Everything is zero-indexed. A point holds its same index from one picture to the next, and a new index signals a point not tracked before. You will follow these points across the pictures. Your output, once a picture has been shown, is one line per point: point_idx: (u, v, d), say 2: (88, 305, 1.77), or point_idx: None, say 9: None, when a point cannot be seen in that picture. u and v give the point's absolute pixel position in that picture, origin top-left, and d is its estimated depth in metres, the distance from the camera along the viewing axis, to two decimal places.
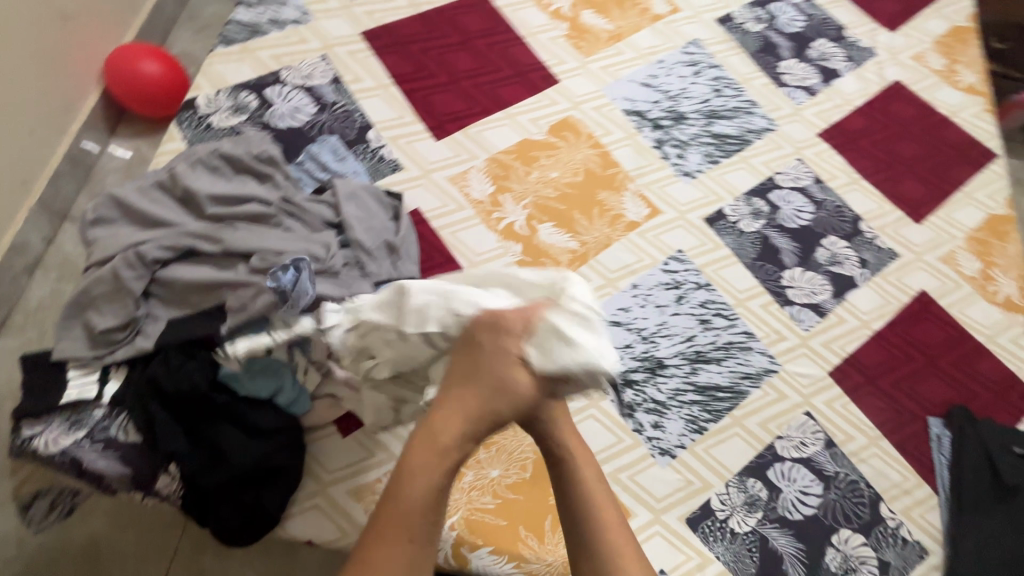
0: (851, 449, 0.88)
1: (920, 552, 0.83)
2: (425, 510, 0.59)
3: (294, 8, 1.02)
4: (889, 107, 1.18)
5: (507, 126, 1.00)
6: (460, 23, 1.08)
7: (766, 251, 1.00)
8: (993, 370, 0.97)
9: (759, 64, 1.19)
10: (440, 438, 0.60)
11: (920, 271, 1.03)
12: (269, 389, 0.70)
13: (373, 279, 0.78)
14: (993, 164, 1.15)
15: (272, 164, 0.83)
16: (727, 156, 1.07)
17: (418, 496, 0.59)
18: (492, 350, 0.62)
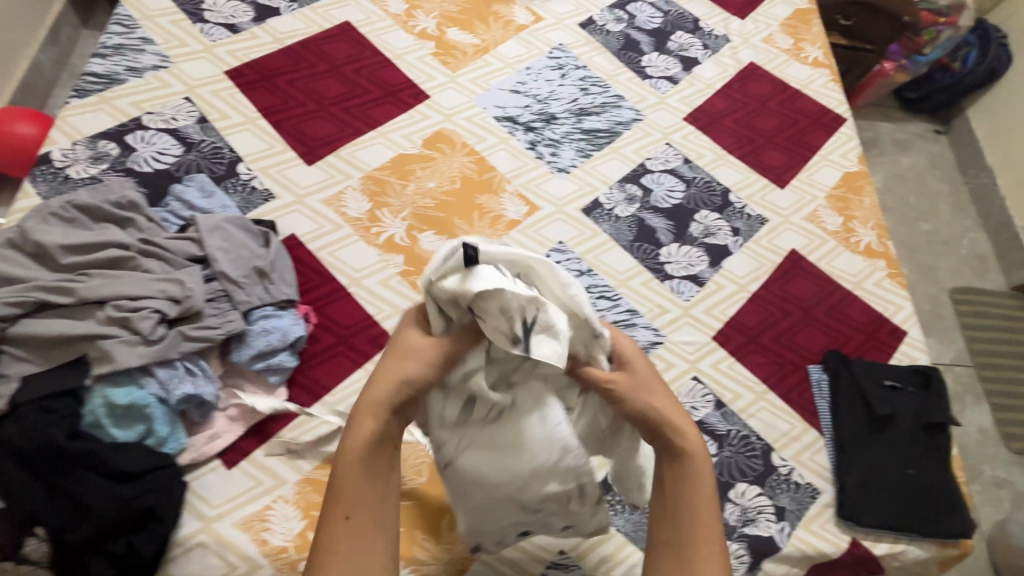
0: (740, 406, 0.93)
1: (812, 493, 0.88)
2: (362, 486, 0.60)
3: (153, 54, 1.02)
4: (747, 86, 1.27)
5: (380, 144, 1.03)
6: (326, 52, 1.10)
7: (643, 232, 1.05)
8: (861, 313, 1.04)
9: (623, 60, 1.26)
10: (374, 419, 0.62)
11: (789, 232, 1.10)
12: (136, 432, 0.70)
13: (245, 307, 0.78)
14: (843, 127, 1.25)
15: (132, 208, 0.83)
16: (598, 149, 1.13)
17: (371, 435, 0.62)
18: (403, 334, 0.66)
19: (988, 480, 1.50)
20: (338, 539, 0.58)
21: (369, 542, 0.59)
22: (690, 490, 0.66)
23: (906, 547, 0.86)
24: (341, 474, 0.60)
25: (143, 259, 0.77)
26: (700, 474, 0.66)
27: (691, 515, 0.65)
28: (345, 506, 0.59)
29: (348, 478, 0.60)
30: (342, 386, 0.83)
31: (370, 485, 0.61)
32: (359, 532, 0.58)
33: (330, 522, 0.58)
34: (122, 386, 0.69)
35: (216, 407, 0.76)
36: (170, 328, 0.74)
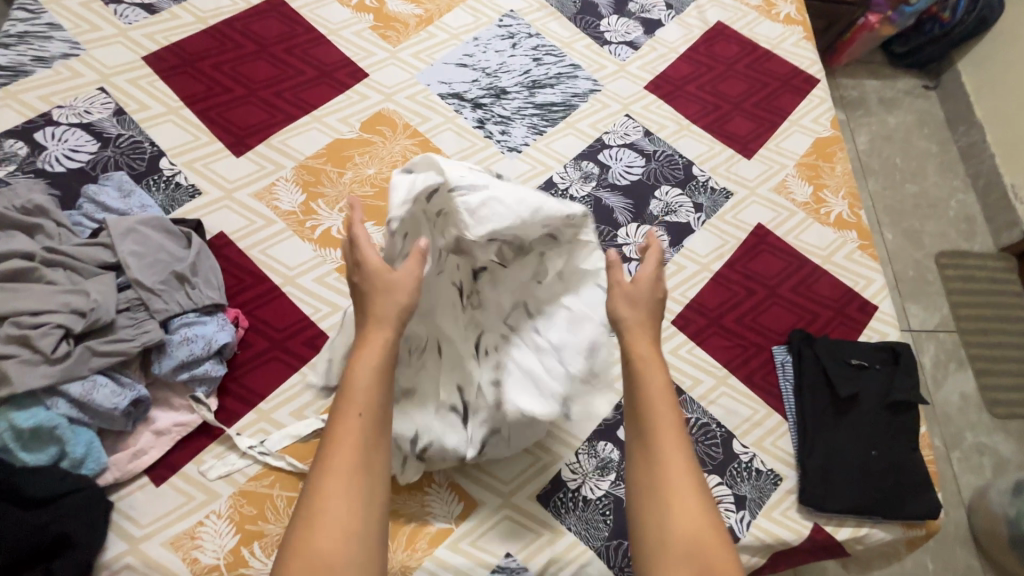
0: (699, 393, 0.89)
1: (774, 479, 0.85)
2: (373, 401, 0.57)
3: (61, 41, 0.95)
4: (713, 49, 1.19)
5: (314, 130, 0.96)
6: (254, 30, 1.02)
7: (599, 212, 0.99)
8: (829, 288, 0.99)
9: (580, 26, 1.17)
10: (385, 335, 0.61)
11: (755, 205, 1.04)
12: (50, 454, 0.67)
13: (163, 316, 0.73)
14: (815, 89, 1.17)
15: (39, 212, 0.77)
16: (552, 124, 1.06)
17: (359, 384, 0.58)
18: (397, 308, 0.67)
19: (969, 447, 1.48)
20: (343, 449, 0.55)
21: (367, 463, 0.55)
22: (655, 427, 0.62)
23: (870, 531, 0.83)
24: (350, 386, 0.58)
25: (47, 270, 0.71)
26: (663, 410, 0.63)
27: (658, 452, 0.61)
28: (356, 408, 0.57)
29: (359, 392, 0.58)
30: (277, 392, 0.79)
31: (378, 405, 0.58)
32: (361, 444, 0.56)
33: (339, 429, 0.56)
34: (25, 408, 0.66)
35: (140, 422, 0.73)
36: (78, 343, 0.69)
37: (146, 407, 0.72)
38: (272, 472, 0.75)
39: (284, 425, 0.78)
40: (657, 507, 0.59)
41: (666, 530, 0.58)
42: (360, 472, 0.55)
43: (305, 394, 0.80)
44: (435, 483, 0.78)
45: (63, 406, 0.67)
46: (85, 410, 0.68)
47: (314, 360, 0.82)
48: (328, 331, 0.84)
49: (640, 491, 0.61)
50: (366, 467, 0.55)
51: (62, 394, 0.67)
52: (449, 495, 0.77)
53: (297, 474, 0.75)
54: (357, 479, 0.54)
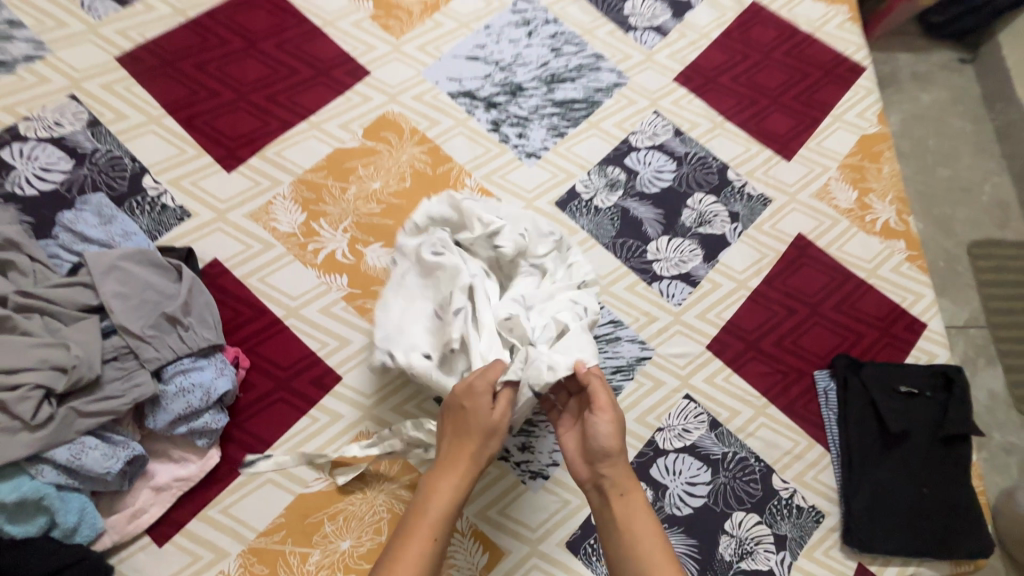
0: (737, 425, 0.83)
1: (817, 517, 0.80)
2: (439, 525, 0.63)
3: (24, 40, 0.84)
4: (748, 34, 1.07)
5: (312, 138, 0.87)
6: (239, 23, 0.91)
7: (627, 226, 0.91)
8: (875, 306, 0.92)
9: (601, 9, 1.05)
10: (462, 459, 0.67)
11: (795, 213, 0.96)
12: (37, 526, 0.61)
13: (154, 366, 0.66)
14: (862, 78, 1.07)
15: (11, 247, 0.69)
16: (574, 125, 0.96)
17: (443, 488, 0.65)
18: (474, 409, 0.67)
19: (996, 447, 1.43)
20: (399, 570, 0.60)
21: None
22: (630, 528, 0.64)
23: (917, 571, 0.79)
24: (420, 508, 0.64)
25: (22, 318, 0.64)
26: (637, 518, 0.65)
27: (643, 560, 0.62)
28: (417, 541, 0.62)
29: (421, 521, 0.63)
30: (286, 438, 0.73)
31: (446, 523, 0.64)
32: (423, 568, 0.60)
33: (398, 557, 0.60)
34: (8, 478, 0.60)
35: (137, 479, 0.67)
36: (61, 403, 0.63)
37: (142, 464, 0.66)
38: (284, 526, 0.69)
39: (296, 474, 0.72)
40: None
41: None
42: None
43: (316, 441, 0.73)
44: (457, 532, 0.73)
45: (52, 475, 0.61)
46: (75, 475, 0.62)
47: (323, 402, 0.75)
48: (338, 367, 0.77)
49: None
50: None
51: (48, 460, 0.61)
52: (473, 544, 0.73)
53: (311, 527, 0.70)
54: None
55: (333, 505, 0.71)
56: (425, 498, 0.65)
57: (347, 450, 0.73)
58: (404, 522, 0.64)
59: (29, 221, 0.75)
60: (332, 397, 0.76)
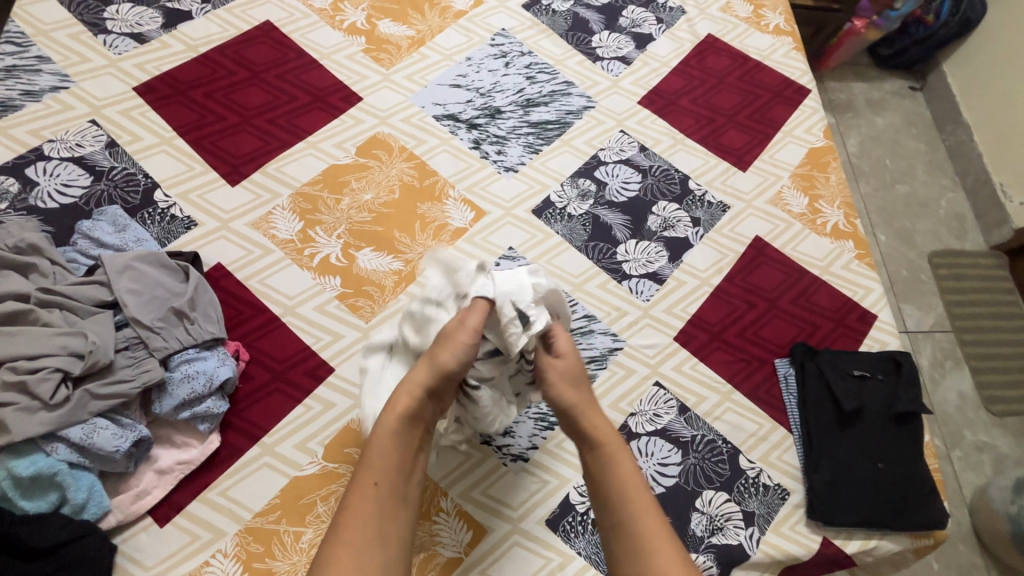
0: (704, 409, 0.89)
1: (782, 494, 0.85)
2: (391, 459, 0.70)
3: (50, 73, 0.94)
4: (704, 62, 1.19)
5: (309, 156, 0.96)
6: (244, 57, 1.02)
7: (597, 230, 0.99)
8: (829, 300, 1.00)
9: (571, 42, 1.17)
10: (405, 399, 0.71)
11: (752, 218, 1.05)
12: (49, 502, 0.67)
13: (161, 354, 0.73)
14: (807, 99, 1.18)
15: (34, 252, 0.77)
16: (548, 142, 1.05)
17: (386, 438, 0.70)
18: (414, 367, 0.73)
19: (969, 445, 1.46)
20: (360, 502, 0.67)
21: (393, 505, 0.68)
22: (609, 469, 0.72)
23: (879, 543, 0.83)
24: (373, 448, 0.70)
25: (44, 311, 0.72)
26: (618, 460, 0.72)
27: (623, 496, 0.70)
28: (372, 476, 0.68)
29: (374, 459, 0.70)
30: (282, 425, 0.78)
31: (399, 458, 0.70)
32: (382, 498, 0.68)
33: (359, 492, 0.67)
34: (25, 455, 0.66)
35: (142, 462, 0.72)
36: (77, 386, 0.70)
37: (148, 446, 0.71)
38: (277, 507, 0.73)
39: (290, 458, 0.76)
40: (628, 540, 0.68)
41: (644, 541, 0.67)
42: (384, 516, 0.67)
43: (310, 428, 0.78)
44: (443, 512, 0.78)
45: (65, 452, 0.67)
46: (87, 454, 0.68)
47: (317, 391, 0.81)
48: (331, 360, 0.83)
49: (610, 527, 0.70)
50: (394, 507, 0.68)
51: (63, 439, 0.68)
52: (458, 523, 0.77)
53: (304, 508, 0.74)
54: (380, 522, 0.66)
55: (325, 487, 0.75)
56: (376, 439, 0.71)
57: (339, 436, 0.78)
58: (360, 462, 0.70)
59: (49, 230, 0.82)
60: (325, 387, 0.81)
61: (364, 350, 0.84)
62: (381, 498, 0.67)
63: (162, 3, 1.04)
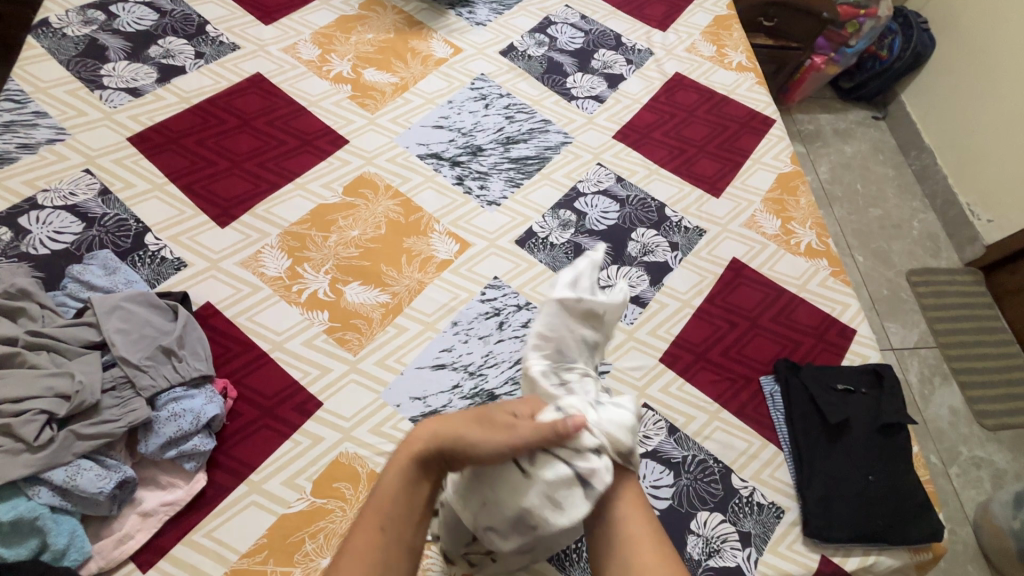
0: (693, 430, 0.89)
1: (777, 512, 0.84)
2: (402, 506, 0.64)
3: (47, 127, 0.98)
4: (673, 98, 1.26)
5: (298, 197, 0.99)
6: (236, 106, 1.07)
7: (580, 258, 1.02)
8: (808, 316, 1.02)
9: (547, 84, 1.24)
10: (425, 442, 0.67)
11: (728, 241, 1.09)
12: (28, 547, 0.65)
13: (149, 393, 0.74)
14: (773, 128, 1.25)
15: (23, 296, 0.77)
16: (528, 176, 1.10)
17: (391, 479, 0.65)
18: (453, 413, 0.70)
19: (966, 462, 1.44)
20: (362, 550, 0.61)
21: (398, 556, 0.62)
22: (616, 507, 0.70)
23: (878, 559, 0.82)
24: (384, 486, 0.65)
25: (32, 354, 0.73)
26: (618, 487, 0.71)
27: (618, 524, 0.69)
28: (379, 520, 0.63)
29: (384, 500, 0.64)
30: (270, 462, 0.77)
31: (407, 503, 0.65)
32: (388, 548, 0.62)
33: (364, 535, 0.62)
34: (7, 500, 0.65)
35: (125, 506, 0.70)
36: (61, 428, 0.70)
37: (132, 488, 0.71)
38: (265, 547, 0.72)
39: (278, 495, 0.75)
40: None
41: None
42: (389, 564, 0.61)
43: (298, 464, 0.78)
44: (435, 545, 0.77)
45: (47, 496, 0.66)
46: (69, 497, 0.67)
47: (305, 426, 0.81)
48: (319, 394, 0.83)
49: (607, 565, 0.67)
50: (400, 555, 0.62)
51: (45, 482, 0.67)
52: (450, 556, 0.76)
53: (293, 546, 0.72)
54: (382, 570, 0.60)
55: (314, 523, 0.74)
56: (386, 477, 0.66)
57: (327, 469, 0.78)
58: (370, 503, 0.64)
59: (40, 276, 0.84)
60: (313, 421, 0.81)
61: (353, 382, 0.85)
62: (387, 545, 0.62)
63: (157, 60, 1.09)
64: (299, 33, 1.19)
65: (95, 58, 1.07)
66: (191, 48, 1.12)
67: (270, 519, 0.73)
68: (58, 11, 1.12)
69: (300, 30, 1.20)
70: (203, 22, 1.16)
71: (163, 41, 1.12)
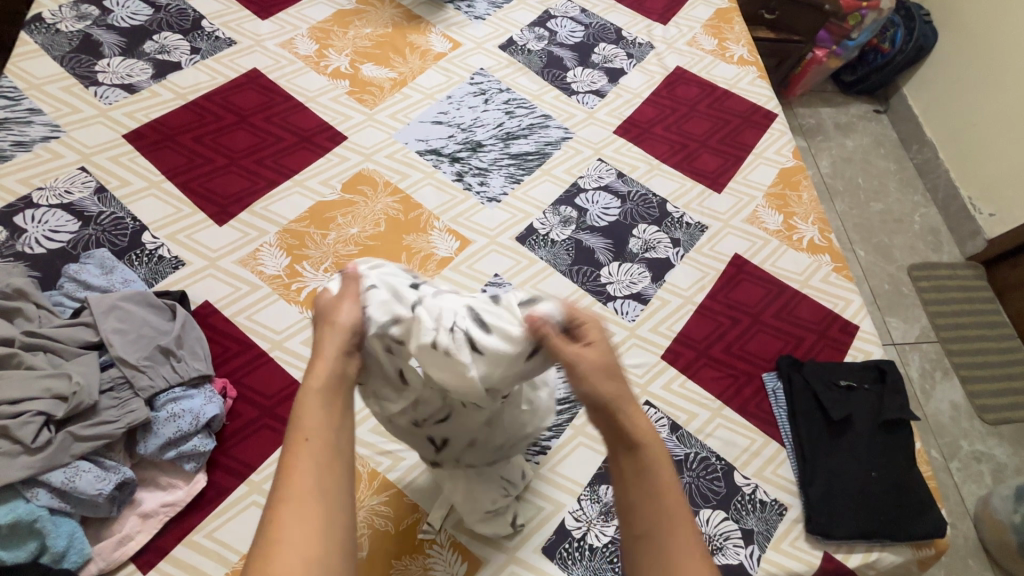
0: (695, 427, 0.89)
1: (780, 510, 0.84)
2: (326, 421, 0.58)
3: (42, 124, 0.97)
4: (674, 92, 1.25)
5: (296, 194, 0.98)
6: (232, 102, 1.05)
7: (581, 254, 1.01)
8: (811, 312, 1.02)
9: (547, 78, 1.22)
10: (334, 353, 0.62)
11: (730, 236, 1.08)
12: (27, 550, 0.65)
13: (147, 394, 0.73)
14: (775, 123, 1.24)
15: (19, 297, 0.77)
16: (528, 172, 1.09)
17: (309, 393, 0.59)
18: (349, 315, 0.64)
19: (967, 456, 1.44)
20: (289, 465, 0.54)
21: (330, 459, 0.56)
22: (651, 492, 0.59)
23: (881, 555, 0.82)
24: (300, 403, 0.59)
25: (28, 355, 0.72)
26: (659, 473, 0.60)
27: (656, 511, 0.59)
28: (302, 431, 0.57)
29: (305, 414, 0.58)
30: (270, 461, 0.77)
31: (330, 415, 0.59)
32: (319, 461, 0.55)
33: (291, 450, 0.56)
34: (5, 502, 0.65)
35: (125, 507, 0.70)
36: (59, 429, 0.69)
37: (131, 489, 0.70)
38: None
39: None
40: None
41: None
42: (324, 470, 0.55)
43: None
44: (437, 544, 0.76)
45: (45, 497, 0.66)
46: (68, 499, 0.67)
47: None
48: None
49: (640, 550, 0.58)
50: (333, 461, 0.56)
51: (43, 484, 0.67)
52: (452, 555, 0.75)
53: None
54: (316, 477, 0.54)
55: None
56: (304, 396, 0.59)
57: None
58: (291, 418, 0.58)
59: (36, 275, 0.83)
60: None
61: None
62: (318, 453, 0.56)
63: (152, 55, 1.08)
64: (296, 28, 1.18)
65: (90, 54, 1.06)
66: (186, 43, 1.11)
67: None
68: (52, 7, 1.10)
69: (297, 25, 1.18)
70: (199, 17, 1.15)
71: (159, 36, 1.10)
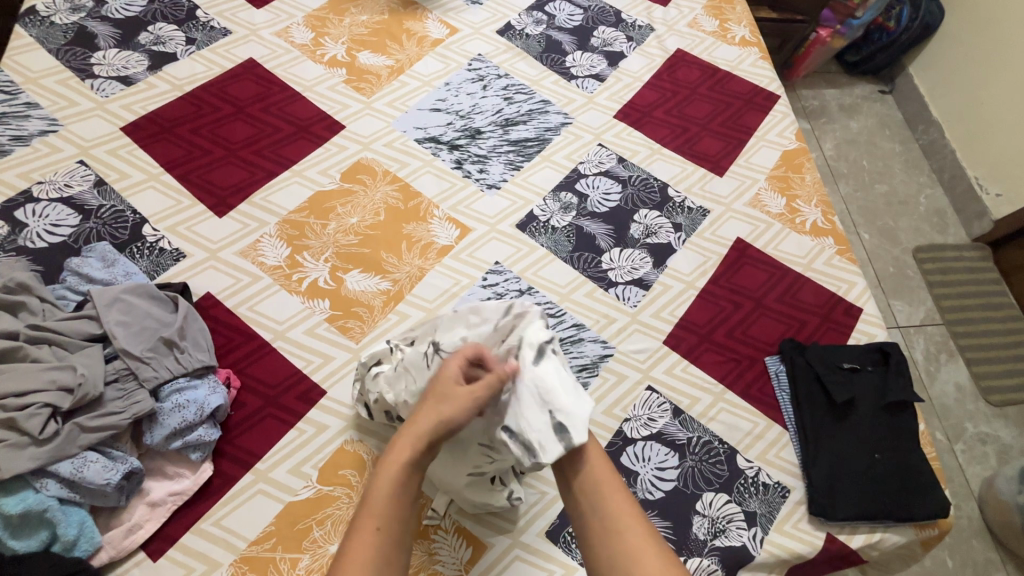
0: (698, 411, 0.89)
1: (783, 492, 0.84)
2: (397, 507, 0.63)
3: (39, 118, 0.96)
4: (675, 75, 1.23)
5: (294, 184, 0.98)
6: (229, 93, 1.05)
7: (582, 241, 1.01)
8: (814, 295, 1.01)
9: (546, 63, 1.21)
10: (410, 444, 0.65)
11: (733, 220, 1.07)
12: (38, 539, 0.66)
13: (152, 384, 0.74)
14: (777, 105, 1.22)
15: (22, 290, 0.77)
16: (528, 159, 1.08)
17: (383, 478, 0.64)
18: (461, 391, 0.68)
19: (972, 438, 1.44)
20: (360, 554, 0.59)
21: (393, 548, 0.61)
22: (591, 481, 0.70)
23: (883, 536, 0.83)
24: (375, 489, 0.64)
25: (34, 347, 0.73)
26: (595, 469, 0.70)
27: (599, 506, 0.68)
28: (375, 519, 0.62)
29: (377, 501, 0.63)
30: (275, 450, 0.77)
31: (400, 502, 0.64)
32: (384, 547, 0.61)
33: (358, 538, 0.60)
34: (15, 493, 0.66)
35: (133, 497, 0.71)
36: (66, 421, 0.70)
37: (139, 479, 0.71)
38: (273, 533, 0.72)
39: (285, 484, 0.75)
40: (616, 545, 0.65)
41: (629, 539, 0.65)
42: (385, 564, 0.60)
43: (302, 452, 0.78)
44: (442, 529, 0.77)
45: (54, 488, 0.67)
46: (77, 489, 0.68)
47: (310, 415, 0.81)
48: (322, 383, 0.83)
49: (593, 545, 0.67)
50: (395, 554, 0.61)
51: (52, 475, 0.67)
52: (457, 540, 0.76)
53: (301, 533, 0.72)
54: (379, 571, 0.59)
55: (321, 511, 0.74)
56: (378, 481, 0.64)
57: (334, 457, 0.78)
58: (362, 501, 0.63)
59: (39, 270, 0.83)
60: (318, 410, 0.81)
61: (356, 371, 0.84)
62: (384, 545, 0.61)
63: (147, 47, 1.07)
64: (291, 16, 1.17)
65: (84, 47, 1.05)
66: (181, 34, 1.10)
67: (278, 506, 0.74)
68: None
69: (292, 13, 1.17)
70: (193, 7, 1.14)
71: (153, 27, 1.09)
